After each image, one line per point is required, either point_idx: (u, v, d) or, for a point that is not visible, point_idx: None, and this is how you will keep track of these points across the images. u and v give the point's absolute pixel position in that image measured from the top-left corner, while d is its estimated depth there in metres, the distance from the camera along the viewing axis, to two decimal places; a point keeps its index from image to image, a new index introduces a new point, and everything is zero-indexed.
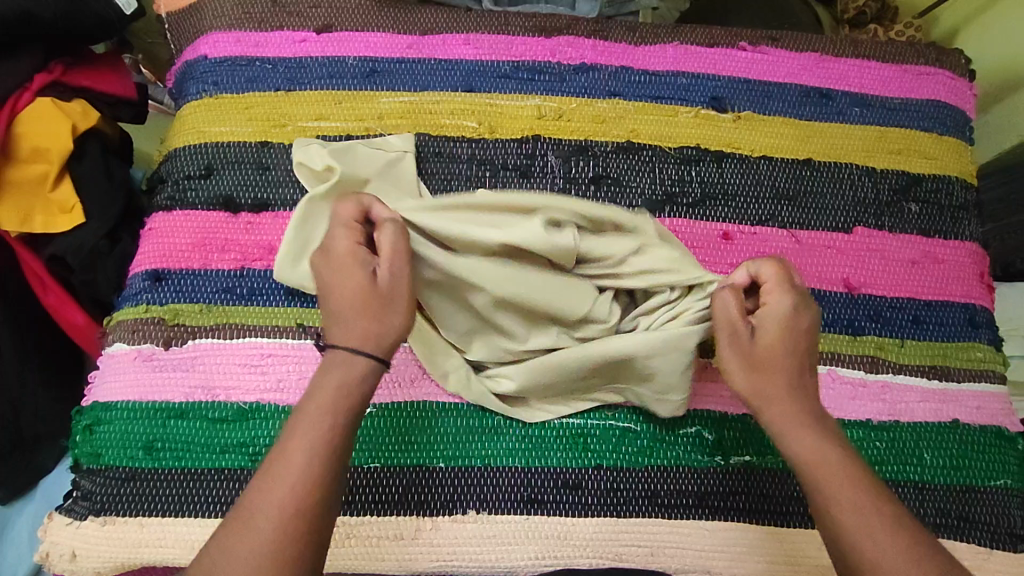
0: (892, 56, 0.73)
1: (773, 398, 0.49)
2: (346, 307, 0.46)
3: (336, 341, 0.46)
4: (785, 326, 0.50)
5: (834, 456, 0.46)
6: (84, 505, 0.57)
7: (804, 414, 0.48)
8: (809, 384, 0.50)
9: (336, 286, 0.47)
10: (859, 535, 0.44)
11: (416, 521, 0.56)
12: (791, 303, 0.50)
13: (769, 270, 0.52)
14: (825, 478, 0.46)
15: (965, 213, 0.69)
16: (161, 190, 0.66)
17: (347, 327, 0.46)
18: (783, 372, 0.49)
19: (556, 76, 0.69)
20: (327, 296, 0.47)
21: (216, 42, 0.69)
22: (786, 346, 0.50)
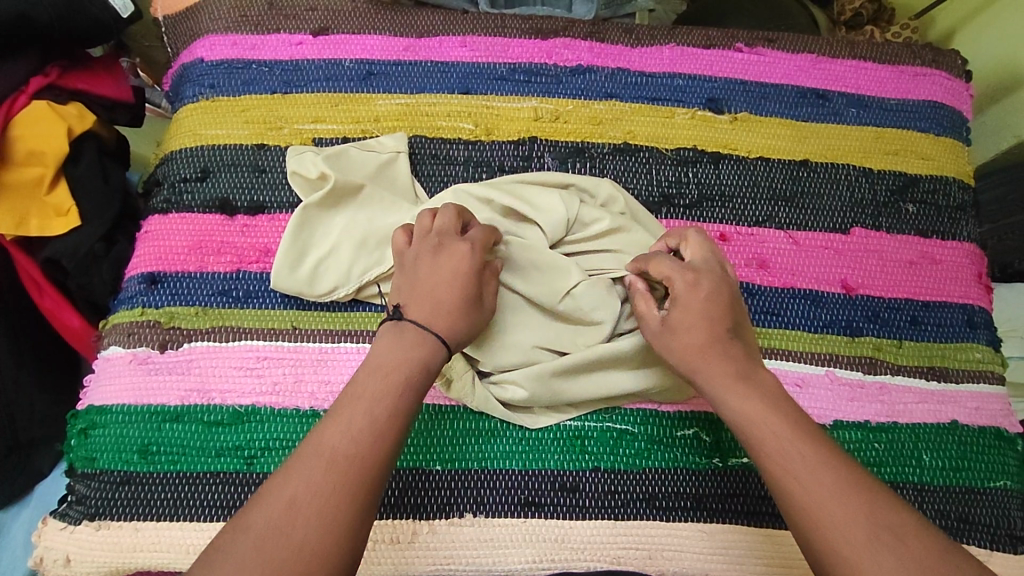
0: (888, 58, 0.73)
1: (697, 370, 0.51)
2: (442, 299, 0.52)
3: (419, 319, 0.50)
4: (688, 304, 0.52)
5: (756, 409, 0.47)
6: (78, 510, 0.56)
7: (727, 371, 0.50)
8: (727, 346, 0.51)
9: (446, 283, 0.52)
10: (786, 480, 0.44)
11: (412, 524, 0.55)
12: (685, 279, 0.53)
13: (660, 260, 0.55)
14: (755, 432, 0.47)
15: (962, 214, 0.69)
16: (157, 193, 0.66)
17: (438, 318, 0.51)
18: (698, 342, 0.51)
19: (552, 78, 0.69)
20: (427, 285, 0.52)
21: (213, 45, 0.69)
22: (693, 318, 0.52)
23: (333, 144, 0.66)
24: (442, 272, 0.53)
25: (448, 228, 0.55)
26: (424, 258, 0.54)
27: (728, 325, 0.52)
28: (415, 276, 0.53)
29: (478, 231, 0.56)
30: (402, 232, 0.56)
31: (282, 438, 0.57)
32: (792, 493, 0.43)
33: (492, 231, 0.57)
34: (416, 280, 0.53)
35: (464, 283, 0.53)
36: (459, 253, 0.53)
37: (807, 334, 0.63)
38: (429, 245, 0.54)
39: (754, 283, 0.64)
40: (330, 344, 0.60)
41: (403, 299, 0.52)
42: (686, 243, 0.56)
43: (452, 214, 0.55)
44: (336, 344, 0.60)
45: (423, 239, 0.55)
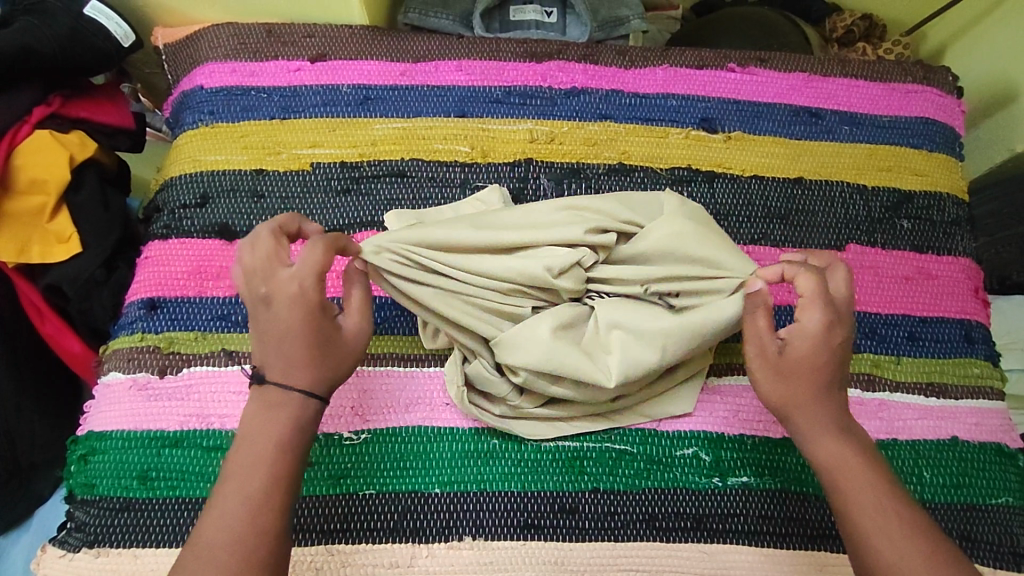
0: (879, 75, 0.74)
1: (802, 408, 0.48)
2: (296, 347, 0.46)
3: (278, 378, 0.46)
4: (821, 342, 0.48)
5: (858, 463, 0.46)
6: (77, 537, 0.56)
7: (829, 417, 0.48)
8: (835, 393, 0.48)
9: (290, 329, 0.46)
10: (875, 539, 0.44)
11: (411, 548, 0.55)
12: (826, 317, 0.48)
13: (809, 279, 0.49)
14: (840, 476, 0.46)
15: (957, 229, 0.70)
16: (157, 219, 0.66)
17: (290, 366, 0.46)
18: (811, 382, 0.48)
19: (547, 100, 0.70)
20: (276, 333, 0.46)
21: (212, 72, 0.70)
22: (819, 358, 0.48)
23: (331, 168, 0.67)
24: (288, 313, 0.46)
25: (267, 260, 0.47)
26: (259, 301, 0.46)
27: (839, 375, 0.49)
28: (264, 329, 0.46)
29: (310, 254, 0.46)
30: (233, 270, 0.48)
31: None
32: (878, 551, 0.43)
33: (331, 244, 0.48)
34: (261, 328, 0.46)
35: (310, 322, 0.46)
36: (296, 290, 0.46)
37: None
38: (265, 296, 0.46)
39: None
40: None
41: (258, 353, 0.47)
42: (802, 275, 0.49)
43: (267, 239, 0.48)
44: None
45: (251, 279, 0.47)
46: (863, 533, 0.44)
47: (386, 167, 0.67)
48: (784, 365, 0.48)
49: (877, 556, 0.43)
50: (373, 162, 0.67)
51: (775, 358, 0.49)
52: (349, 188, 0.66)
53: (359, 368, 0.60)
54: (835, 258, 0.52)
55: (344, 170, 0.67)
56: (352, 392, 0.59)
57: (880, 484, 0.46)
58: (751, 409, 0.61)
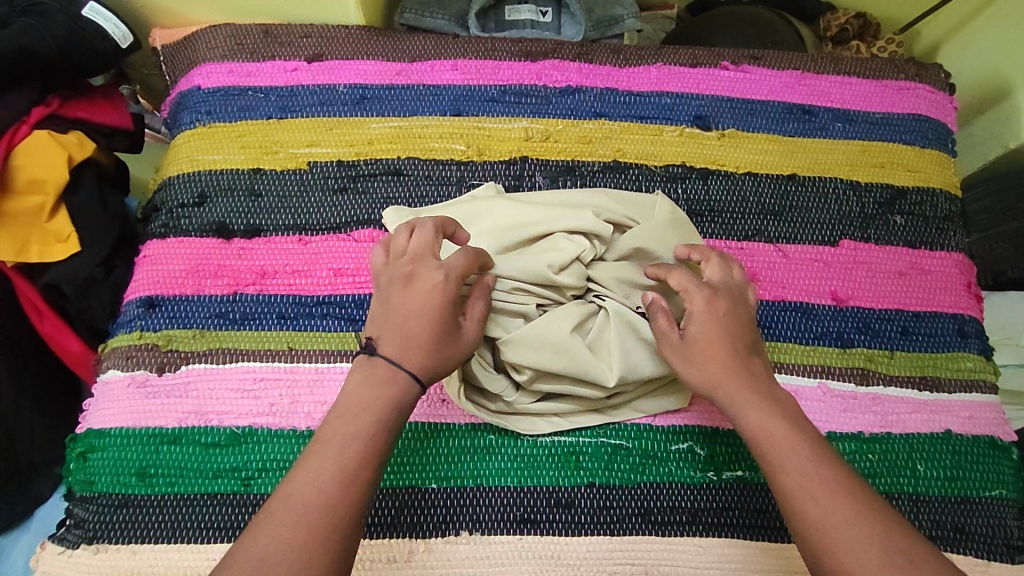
0: (872, 73, 0.74)
1: (717, 382, 0.51)
2: (417, 332, 0.49)
3: (391, 354, 0.49)
4: (708, 317, 0.53)
5: (780, 429, 0.49)
6: (76, 534, 0.57)
7: (746, 388, 0.51)
8: (749, 367, 0.52)
9: (421, 311, 0.50)
10: (801, 497, 0.45)
11: (408, 543, 0.55)
12: (706, 295, 0.53)
13: (682, 274, 0.55)
14: (770, 448, 0.48)
15: (949, 225, 0.70)
16: (155, 218, 0.67)
17: (410, 348, 0.49)
18: (719, 356, 0.52)
19: (542, 99, 0.70)
20: (402, 313, 0.50)
21: (209, 73, 0.70)
22: (715, 334, 0.52)
23: (327, 167, 0.67)
24: (419, 298, 0.50)
25: (423, 248, 0.52)
26: (398, 284, 0.51)
27: (745, 345, 0.53)
28: (394, 303, 0.50)
29: (460, 255, 0.52)
30: (378, 248, 0.53)
31: (278, 459, 0.58)
32: (806, 513, 0.45)
33: (475, 254, 0.53)
34: (388, 307, 0.50)
35: (438, 311, 0.50)
36: (437, 283, 0.50)
37: (799, 346, 0.64)
38: (405, 273, 0.51)
39: None
40: (325, 363, 0.61)
41: (376, 327, 0.50)
42: (676, 270, 0.55)
43: (428, 230, 0.53)
44: (331, 364, 0.61)
45: (400, 259, 0.52)
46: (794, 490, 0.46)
47: (382, 166, 0.68)
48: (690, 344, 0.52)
49: (805, 517, 0.45)
50: (370, 161, 0.68)
51: (681, 343, 0.53)
52: (345, 187, 0.67)
53: None
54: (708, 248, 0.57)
55: (340, 169, 0.67)
56: None
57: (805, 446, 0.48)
58: None
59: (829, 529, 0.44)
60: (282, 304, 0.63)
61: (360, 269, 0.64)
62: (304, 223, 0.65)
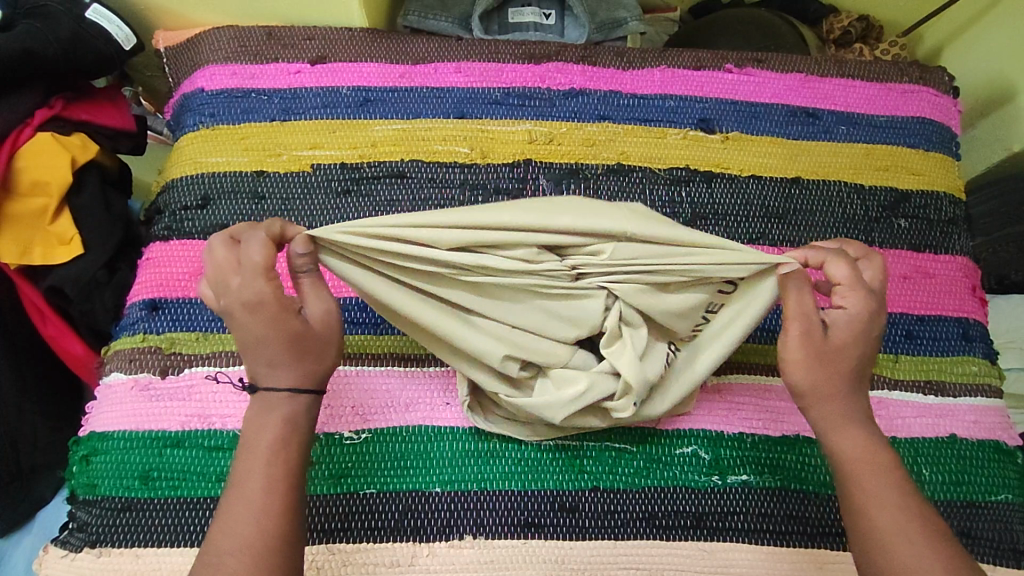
0: (876, 76, 0.74)
1: (833, 395, 0.50)
2: (275, 354, 0.46)
3: (269, 381, 0.47)
4: (859, 325, 0.50)
5: (874, 455, 0.48)
6: (79, 537, 0.57)
7: (857, 408, 0.50)
8: (859, 390, 0.50)
9: (261, 330, 0.46)
10: (882, 518, 0.46)
11: (411, 548, 0.55)
12: (868, 304, 0.50)
13: (842, 267, 0.50)
14: (866, 474, 0.48)
15: (954, 228, 0.70)
16: (158, 221, 0.67)
17: (275, 367, 0.47)
18: (844, 367, 0.50)
19: (545, 101, 0.70)
20: (250, 338, 0.46)
21: (213, 75, 0.70)
22: (855, 344, 0.50)
23: (331, 169, 0.67)
24: (251, 321, 0.46)
25: (226, 265, 0.46)
26: (235, 317, 0.46)
27: (867, 366, 0.51)
28: (240, 334, 0.47)
29: (259, 256, 0.46)
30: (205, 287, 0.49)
31: None
32: (875, 530, 0.46)
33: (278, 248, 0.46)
34: (240, 342, 0.47)
35: (275, 321, 0.46)
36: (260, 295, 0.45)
37: None
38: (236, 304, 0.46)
39: None
40: None
41: (247, 362, 0.48)
42: (837, 262, 0.50)
43: (220, 249, 0.47)
44: None
45: (216, 289, 0.47)
46: (861, 503, 0.46)
47: (386, 169, 0.67)
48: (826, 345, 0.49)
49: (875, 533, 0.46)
50: (373, 163, 0.68)
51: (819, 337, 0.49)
52: (349, 190, 0.67)
53: (360, 368, 0.60)
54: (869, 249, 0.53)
55: (344, 171, 0.67)
56: (352, 392, 0.59)
57: (883, 466, 0.48)
58: (750, 407, 0.61)
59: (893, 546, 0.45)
60: None
61: None
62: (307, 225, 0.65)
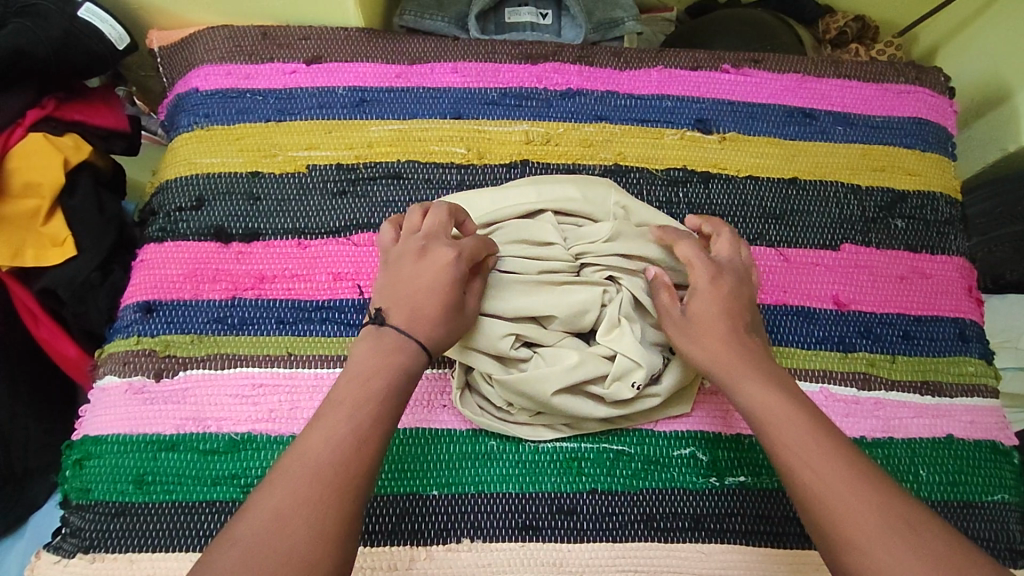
0: (872, 76, 0.74)
1: (720, 360, 0.51)
2: (428, 310, 0.49)
3: (400, 325, 0.49)
4: (715, 295, 0.53)
5: (777, 403, 0.48)
6: (72, 542, 0.56)
7: (749, 365, 0.51)
8: (746, 346, 0.52)
9: (431, 280, 0.50)
10: (804, 471, 0.45)
11: (409, 551, 0.55)
12: (710, 272, 0.54)
13: (689, 247, 0.55)
14: (769, 427, 0.47)
15: (951, 228, 0.70)
16: (152, 222, 0.66)
17: (420, 319, 0.49)
18: (717, 332, 0.52)
19: (542, 102, 0.70)
20: (416, 282, 0.50)
21: (207, 75, 0.70)
22: (717, 308, 0.53)
23: (327, 170, 0.67)
24: (429, 272, 0.50)
25: (436, 227, 0.52)
26: (410, 257, 0.51)
27: (745, 323, 0.53)
28: (408, 267, 0.50)
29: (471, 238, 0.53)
30: (389, 227, 0.54)
31: None
32: (804, 483, 0.44)
33: (485, 239, 0.54)
34: (397, 282, 0.50)
35: (449, 286, 0.50)
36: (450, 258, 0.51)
37: (801, 351, 0.64)
38: (422, 242, 0.51)
39: None
40: (325, 369, 0.60)
41: (385, 298, 0.50)
42: (682, 242, 0.55)
43: (441, 212, 0.53)
44: (331, 369, 0.60)
45: (411, 236, 0.52)
46: None
47: (382, 169, 0.67)
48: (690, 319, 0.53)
49: (804, 486, 0.44)
50: (369, 164, 0.67)
51: (680, 317, 0.53)
52: (345, 191, 0.66)
53: None
54: (718, 222, 0.58)
55: (340, 172, 0.67)
56: None
57: (794, 412, 0.48)
58: None
59: (826, 494, 0.43)
60: (281, 309, 0.62)
61: (359, 273, 0.63)
62: (302, 227, 0.65)
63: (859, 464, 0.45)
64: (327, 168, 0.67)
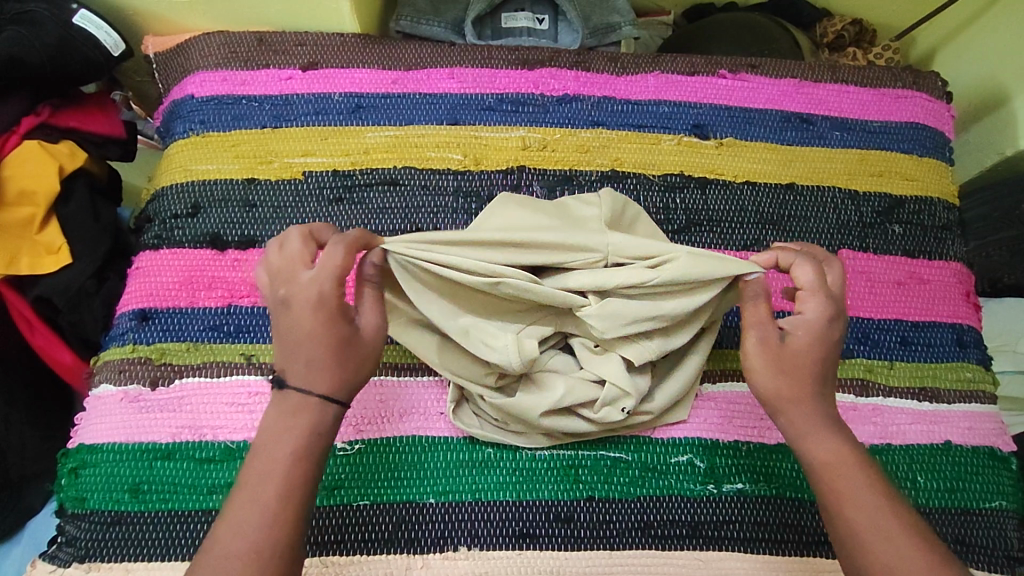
0: (869, 81, 0.74)
1: (797, 401, 0.48)
2: (319, 359, 0.46)
3: (299, 382, 0.46)
4: (817, 334, 0.49)
5: (851, 461, 0.47)
6: (68, 552, 0.56)
7: (822, 411, 0.49)
8: (827, 390, 0.49)
9: (311, 328, 0.46)
10: (863, 526, 0.45)
11: (405, 560, 0.55)
12: (827, 311, 0.49)
13: (809, 270, 0.50)
14: (836, 476, 0.47)
15: (948, 233, 0.70)
16: (147, 229, 0.66)
17: (313, 367, 0.46)
18: (806, 374, 0.49)
19: (539, 107, 0.70)
20: (295, 330, 0.46)
21: (202, 82, 0.69)
22: (817, 351, 0.49)
23: (323, 177, 0.67)
24: (303, 315, 0.46)
25: (294, 261, 0.47)
26: (279, 308, 0.47)
27: (833, 370, 0.50)
28: (281, 324, 0.46)
29: (325, 256, 0.46)
30: (259, 269, 0.49)
31: None
32: (874, 550, 0.44)
33: (354, 245, 0.47)
34: (279, 336, 0.47)
35: (326, 324, 0.46)
36: (317, 291, 0.46)
37: None
38: (284, 293, 0.46)
39: None
40: None
41: (279, 356, 0.47)
42: (805, 264, 0.50)
43: (297, 243, 0.48)
44: None
45: (274, 280, 0.47)
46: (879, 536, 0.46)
47: (378, 176, 0.67)
48: (784, 354, 0.49)
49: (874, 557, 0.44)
50: (366, 170, 0.67)
51: (775, 347, 0.49)
52: (341, 198, 0.66)
53: (378, 379, 0.59)
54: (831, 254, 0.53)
55: (336, 179, 0.67)
56: None
57: (863, 472, 0.47)
58: (745, 415, 0.61)
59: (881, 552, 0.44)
60: None
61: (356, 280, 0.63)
62: None
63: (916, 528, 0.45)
64: (323, 174, 0.67)
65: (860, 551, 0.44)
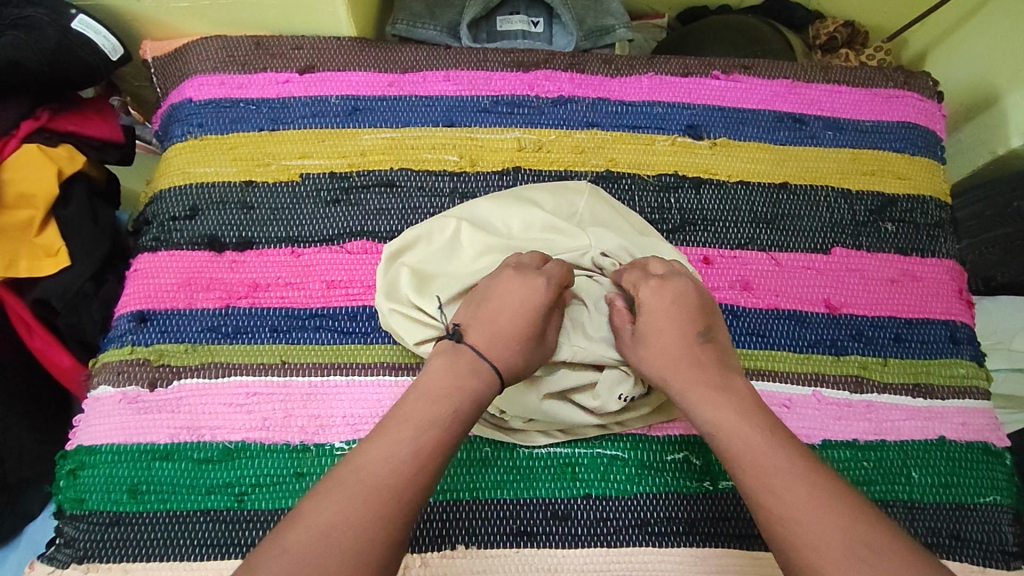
0: (861, 81, 0.75)
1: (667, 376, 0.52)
2: (501, 336, 0.51)
3: (477, 344, 0.51)
4: (657, 311, 0.54)
5: (732, 419, 0.48)
6: (67, 553, 0.56)
7: (697, 379, 0.51)
8: (698, 361, 0.52)
9: (514, 307, 0.53)
10: (761, 492, 0.45)
11: (404, 558, 0.55)
12: (655, 289, 0.55)
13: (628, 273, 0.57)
14: (726, 442, 0.48)
15: (940, 231, 0.70)
16: (146, 232, 0.66)
17: (495, 343, 0.51)
18: (666, 350, 0.53)
19: (534, 109, 0.71)
20: (501, 307, 0.53)
21: (200, 85, 0.70)
22: (665, 327, 0.53)
23: (320, 179, 0.67)
24: (513, 296, 0.53)
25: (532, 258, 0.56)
26: (501, 282, 0.54)
27: (697, 334, 0.53)
28: (495, 287, 0.54)
29: (559, 266, 0.56)
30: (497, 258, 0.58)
31: (273, 474, 0.57)
32: (767, 506, 0.45)
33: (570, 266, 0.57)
34: (484, 305, 0.54)
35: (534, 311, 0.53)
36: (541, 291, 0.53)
37: (793, 354, 0.64)
38: (512, 270, 0.55)
39: (739, 305, 0.65)
40: (318, 377, 0.60)
41: (468, 318, 0.53)
42: (630, 270, 0.57)
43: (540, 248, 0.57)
44: (324, 377, 0.60)
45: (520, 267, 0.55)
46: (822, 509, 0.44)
47: (375, 177, 0.67)
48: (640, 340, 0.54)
49: (767, 512, 0.44)
50: (362, 172, 0.68)
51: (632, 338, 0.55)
52: (338, 200, 0.67)
53: (401, 379, 0.60)
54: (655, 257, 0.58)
55: (333, 180, 0.67)
56: (345, 402, 0.60)
57: (749, 425, 0.48)
58: None
59: (790, 519, 0.43)
60: (275, 317, 0.62)
61: (353, 281, 0.64)
62: (296, 235, 0.65)
63: (810, 465, 0.46)
64: (321, 175, 0.67)
65: (753, 502, 0.46)
